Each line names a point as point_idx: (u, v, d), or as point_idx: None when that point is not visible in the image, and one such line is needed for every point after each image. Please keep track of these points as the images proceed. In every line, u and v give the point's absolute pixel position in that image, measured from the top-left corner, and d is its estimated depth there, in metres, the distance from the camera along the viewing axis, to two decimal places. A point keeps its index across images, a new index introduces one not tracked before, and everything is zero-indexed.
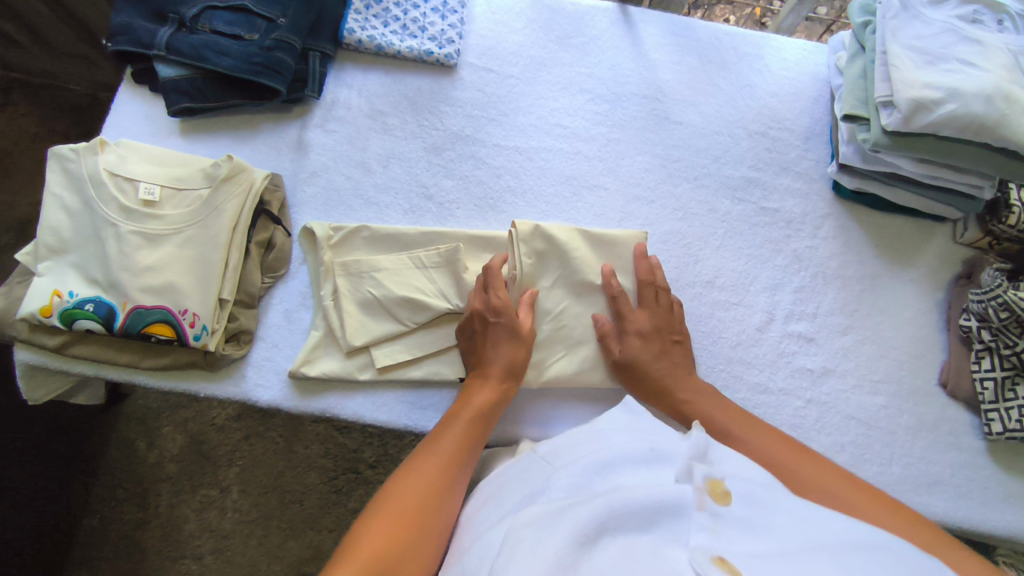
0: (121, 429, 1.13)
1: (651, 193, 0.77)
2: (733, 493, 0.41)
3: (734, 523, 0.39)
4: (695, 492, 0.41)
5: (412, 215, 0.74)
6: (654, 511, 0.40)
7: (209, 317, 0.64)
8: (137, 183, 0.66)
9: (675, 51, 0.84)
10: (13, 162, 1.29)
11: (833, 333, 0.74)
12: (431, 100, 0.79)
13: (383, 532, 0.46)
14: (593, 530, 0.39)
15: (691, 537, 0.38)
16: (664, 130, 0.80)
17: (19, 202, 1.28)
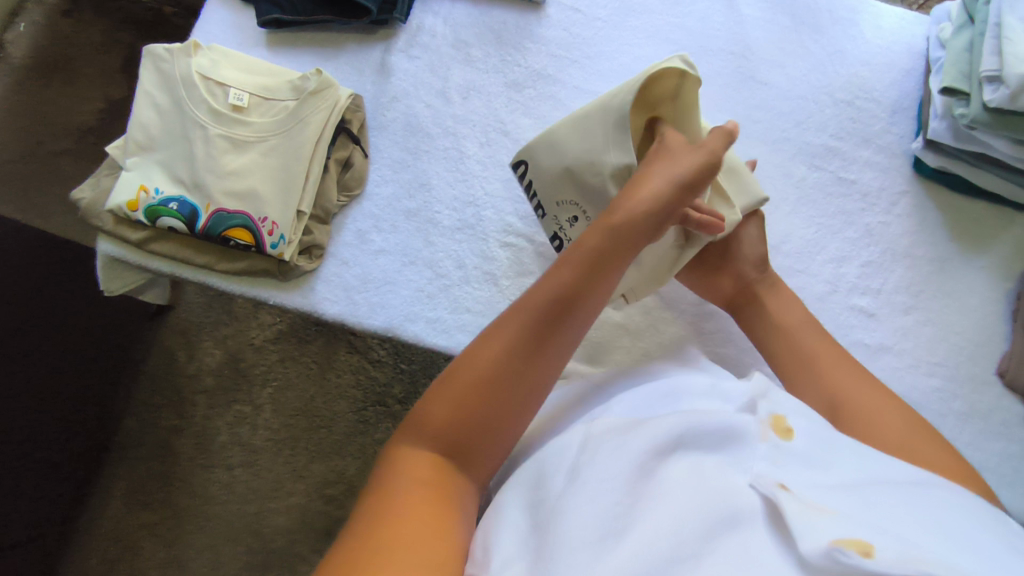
0: (163, 338, 1.18)
1: (728, 151, 0.77)
2: (795, 430, 0.42)
3: (797, 456, 0.40)
4: (758, 423, 0.42)
5: (487, 148, 0.75)
6: (723, 435, 0.41)
7: (286, 227, 0.65)
8: (224, 88, 0.66)
9: (768, 7, 0.81)
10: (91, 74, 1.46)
11: (897, 311, 0.73)
12: (516, 36, 0.78)
13: (458, 404, 0.44)
14: (668, 444, 0.41)
15: (754, 465, 0.39)
16: (748, 90, 0.78)
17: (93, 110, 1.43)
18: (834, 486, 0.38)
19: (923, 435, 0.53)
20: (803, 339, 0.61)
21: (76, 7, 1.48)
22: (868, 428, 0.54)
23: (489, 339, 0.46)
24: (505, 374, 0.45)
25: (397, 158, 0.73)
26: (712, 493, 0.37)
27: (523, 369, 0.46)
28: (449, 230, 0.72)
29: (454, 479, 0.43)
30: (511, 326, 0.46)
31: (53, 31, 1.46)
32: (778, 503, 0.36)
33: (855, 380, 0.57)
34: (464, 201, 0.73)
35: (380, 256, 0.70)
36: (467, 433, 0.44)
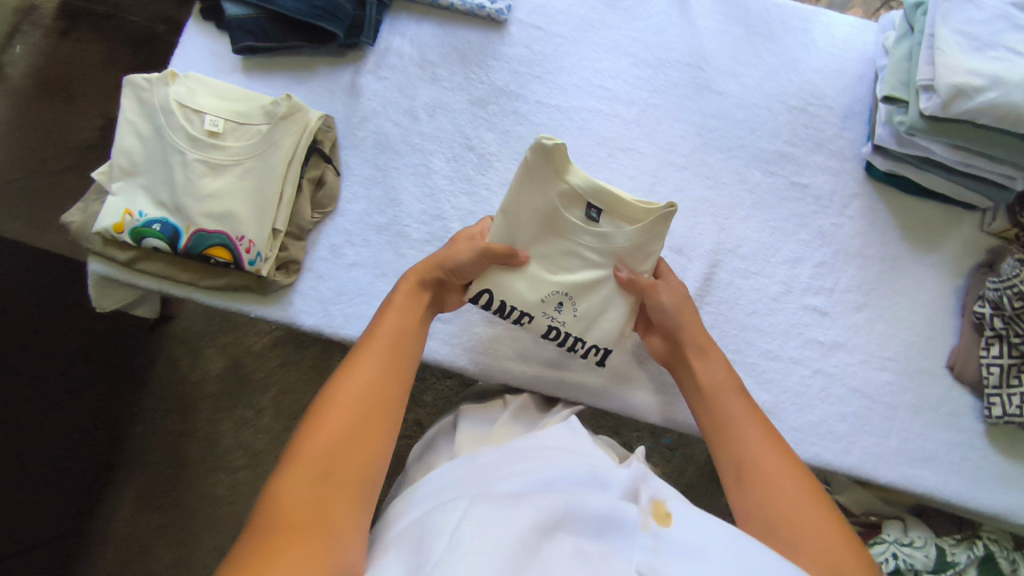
0: (168, 347, 1.22)
1: (685, 159, 0.80)
2: (674, 515, 0.46)
3: (673, 543, 0.43)
4: (641, 512, 0.46)
5: (454, 163, 0.79)
6: (603, 523, 0.44)
7: (257, 243, 0.69)
8: (200, 114, 0.70)
9: (723, 19, 0.84)
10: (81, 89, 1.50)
11: (849, 309, 0.77)
12: (480, 54, 0.81)
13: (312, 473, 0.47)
14: (551, 523, 0.43)
15: (634, 554, 0.43)
16: (704, 100, 0.82)
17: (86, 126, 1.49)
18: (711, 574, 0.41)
19: (857, 552, 0.48)
20: (735, 407, 0.61)
21: (72, 27, 1.52)
22: (771, 507, 0.52)
23: (343, 388, 0.53)
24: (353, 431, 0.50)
25: (368, 175, 0.77)
26: None
27: (365, 422, 0.52)
28: (419, 243, 0.76)
29: (326, 542, 0.43)
30: (352, 385, 0.54)
31: (50, 50, 1.51)
32: None
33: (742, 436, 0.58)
34: (432, 214, 0.77)
35: (353, 269, 0.74)
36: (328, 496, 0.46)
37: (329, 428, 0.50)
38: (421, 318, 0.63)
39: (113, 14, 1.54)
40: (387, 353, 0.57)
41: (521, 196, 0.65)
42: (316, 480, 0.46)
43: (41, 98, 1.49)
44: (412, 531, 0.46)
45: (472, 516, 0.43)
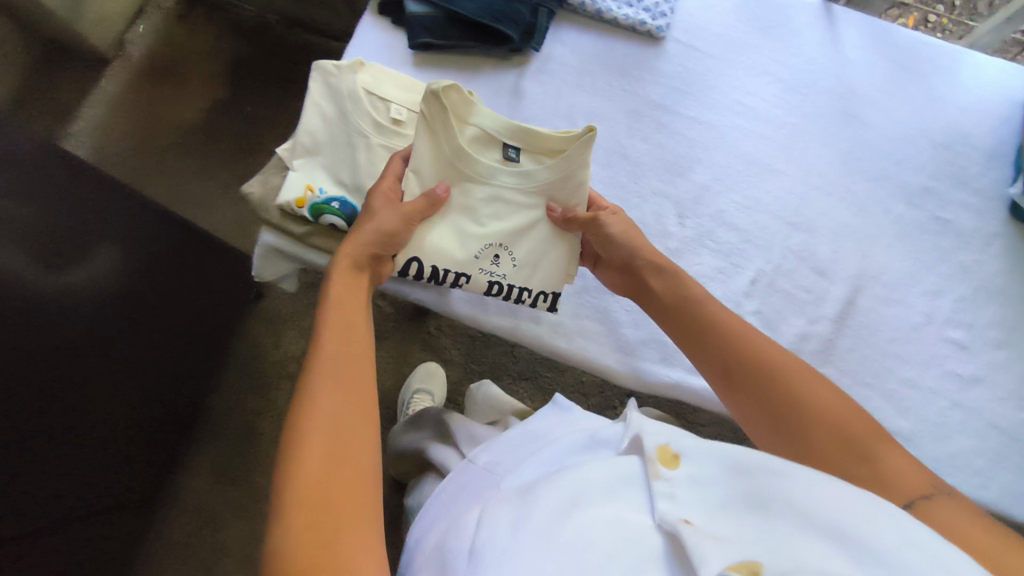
0: (248, 324, 1.29)
1: (830, 185, 0.82)
2: (682, 456, 0.43)
3: (694, 483, 0.41)
4: (646, 462, 0.42)
5: (608, 170, 0.81)
6: (615, 484, 0.43)
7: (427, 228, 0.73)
8: (386, 102, 0.74)
9: (873, 51, 0.86)
10: (190, 72, 1.56)
11: (989, 345, 0.77)
12: (638, 68, 0.84)
13: (306, 509, 0.43)
14: (568, 501, 0.42)
15: (659, 506, 0.40)
16: (851, 130, 0.83)
17: (190, 107, 1.55)
18: (718, 509, 0.39)
19: (1000, 541, 0.40)
20: (785, 363, 0.56)
21: (190, 13, 1.59)
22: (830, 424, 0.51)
23: (312, 421, 0.48)
24: (328, 437, 0.47)
25: None
26: (619, 539, 0.38)
27: (337, 421, 0.49)
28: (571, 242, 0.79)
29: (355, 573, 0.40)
30: (320, 387, 0.50)
31: (168, 35, 1.58)
32: (683, 537, 0.37)
33: (791, 388, 0.54)
34: None
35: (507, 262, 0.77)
36: (327, 515, 0.43)
37: (313, 456, 0.46)
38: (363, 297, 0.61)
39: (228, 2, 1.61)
40: (335, 333, 0.56)
41: (425, 151, 0.69)
42: (316, 512, 0.43)
43: (150, 78, 1.55)
44: (449, 547, 0.45)
45: (489, 514, 0.45)
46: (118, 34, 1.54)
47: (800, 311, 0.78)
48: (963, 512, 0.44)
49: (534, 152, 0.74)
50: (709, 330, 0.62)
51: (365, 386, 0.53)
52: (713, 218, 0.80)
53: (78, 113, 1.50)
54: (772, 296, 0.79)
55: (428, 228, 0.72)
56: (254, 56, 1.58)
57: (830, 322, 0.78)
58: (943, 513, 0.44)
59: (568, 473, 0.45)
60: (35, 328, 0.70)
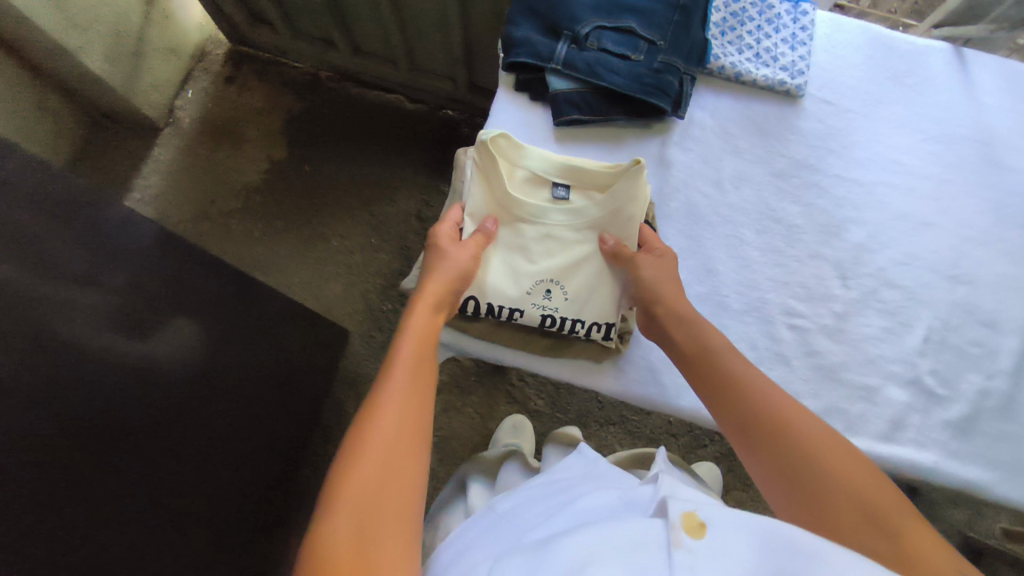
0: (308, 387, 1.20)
1: (986, 235, 0.81)
2: (709, 523, 0.40)
3: (710, 554, 0.38)
4: (670, 529, 0.39)
5: (763, 235, 0.79)
6: (630, 548, 0.39)
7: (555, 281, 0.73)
8: (519, 166, 0.75)
9: (1007, 96, 0.86)
10: (244, 133, 1.53)
11: None
12: (779, 128, 0.83)
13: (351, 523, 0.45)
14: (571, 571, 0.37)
15: None
16: (997, 176, 0.83)
17: (245, 170, 1.50)
18: None
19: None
20: (816, 432, 0.53)
21: (239, 74, 1.56)
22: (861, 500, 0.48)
23: (373, 445, 0.50)
24: (384, 460, 0.49)
25: (683, 245, 0.78)
26: None
27: (399, 450, 0.51)
28: (737, 313, 0.77)
29: None
30: (383, 416, 0.53)
31: (220, 97, 1.54)
32: None
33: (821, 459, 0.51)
34: (747, 285, 0.78)
35: None
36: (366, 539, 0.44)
37: (372, 471, 0.48)
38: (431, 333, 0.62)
39: (276, 60, 1.58)
40: (413, 370, 0.58)
41: (481, 195, 0.74)
42: (361, 534, 0.44)
43: (203, 141, 1.51)
44: None
45: (499, 570, 0.41)
46: (168, 100, 1.51)
47: (979, 367, 0.76)
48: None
49: (585, 190, 0.76)
50: (734, 391, 0.58)
51: (422, 423, 0.55)
52: (876, 276, 0.79)
53: (133, 183, 1.46)
54: (947, 354, 0.77)
55: (486, 267, 0.72)
56: (309, 112, 1.56)
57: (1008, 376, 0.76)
58: None
59: (568, 540, 0.41)
60: (136, 416, 0.62)
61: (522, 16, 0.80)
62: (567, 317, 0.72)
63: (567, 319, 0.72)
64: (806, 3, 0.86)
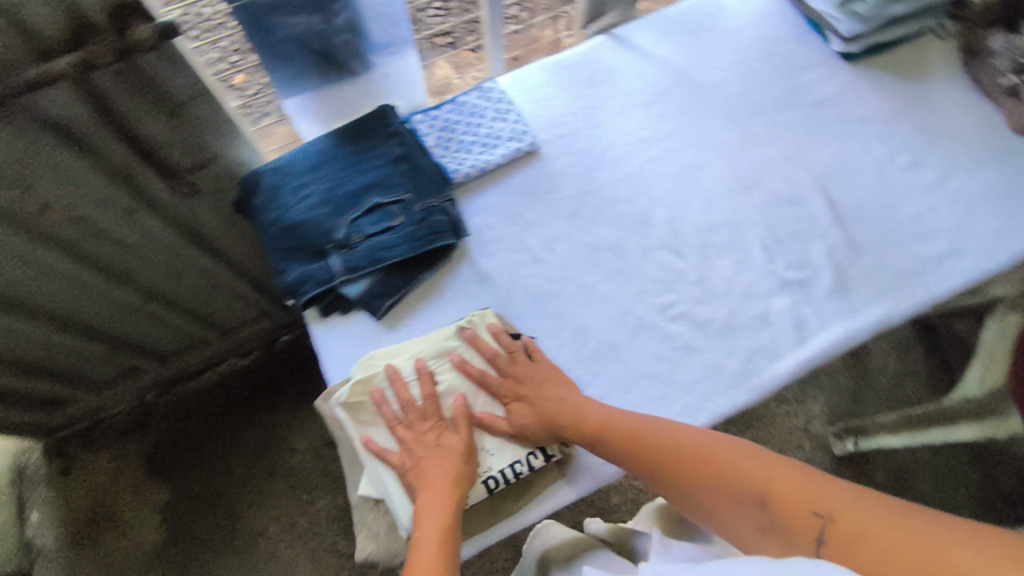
0: None
1: (738, 141, 0.92)
2: None
3: None
4: None
5: (600, 268, 0.85)
6: None
7: (478, 446, 0.73)
8: (380, 381, 0.74)
9: (669, 38, 0.99)
10: (114, 506, 1.39)
11: (925, 151, 0.92)
12: (544, 181, 0.90)
13: None
14: None
15: None
16: (710, 96, 0.95)
17: (142, 534, 1.37)
18: None
19: (897, 531, 0.48)
20: (682, 437, 0.65)
21: (67, 459, 1.43)
22: (747, 485, 0.59)
23: None
24: None
25: (550, 325, 0.82)
26: None
27: None
28: (630, 341, 0.81)
29: None
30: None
31: (66, 494, 1.40)
32: None
33: (702, 472, 0.62)
34: (619, 314, 0.82)
35: (606, 399, 0.78)
36: None
37: None
38: (458, 494, 0.67)
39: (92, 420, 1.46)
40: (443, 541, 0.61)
41: (359, 429, 0.73)
42: None
43: (79, 546, 1.35)
44: None
45: None
46: (18, 538, 1.35)
47: (813, 234, 0.87)
48: (857, 521, 0.50)
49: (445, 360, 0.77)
50: (642, 448, 0.66)
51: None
52: (698, 229, 0.87)
53: None
54: (789, 244, 0.86)
55: None
56: (159, 438, 1.45)
57: (836, 225, 0.87)
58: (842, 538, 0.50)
59: None
60: None
61: (286, 258, 0.81)
62: (506, 469, 0.72)
63: (507, 470, 0.72)
64: (487, 81, 0.95)
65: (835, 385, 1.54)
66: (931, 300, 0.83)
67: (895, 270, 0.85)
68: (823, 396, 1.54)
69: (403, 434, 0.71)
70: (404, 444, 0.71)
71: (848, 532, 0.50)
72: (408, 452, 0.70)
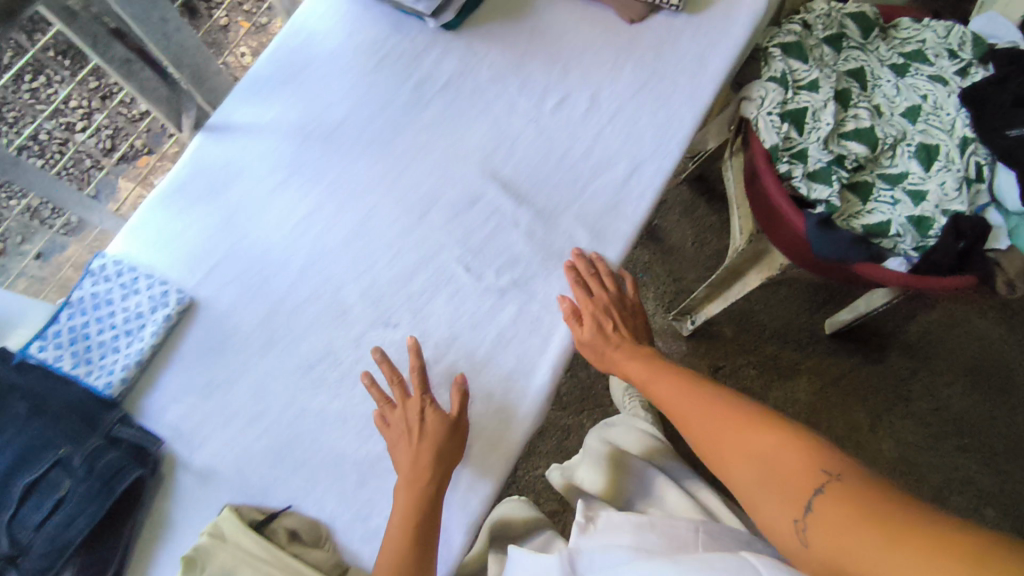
0: None
1: (390, 170, 0.83)
2: None
3: None
4: None
5: (321, 388, 0.75)
6: None
7: None
8: None
9: (268, 101, 0.86)
10: None
11: (565, 79, 0.86)
12: (216, 330, 0.77)
13: None
14: None
15: None
16: (339, 139, 0.84)
17: None
18: None
19: (877, 526, 0.50)
20: (694, 406, 0.70)
21: None
22: (746, 451, 0.63)
23: None
24: None
25: (302, 481, 0.72)
26: None
27: None
28: (388, 446, 0.73)
29: None
30: None
31: None
32: None
33: (711, 416, 0.68)
34: (366, 424, 0.74)
35: None
36: None
37: None
38: (420, 532, 0.66)
39: None
40: None
41: None
42: None
43: None
44: None
45: None
46: None
47: (505, 224, 0.81)
48: (858, 491, 0.53)
49: None
50: (676, 386, 0.73)
51: None
52: (395, 286, 0.78)
53: None
54: (488, 248, 0.80)
55: None
56: None
57: (521, 203, 0.81)
58: (831, 510, 0.53)
59: None
60: None
61: None
62: None
63: None
64: (94, 257, 0.77)
65: (655, 278, 1.60)
66: (637, 225, 0.81)
67: (593, 214, 0.81)
68: (651, 292, 1.59)
69: (394, 438, 0.71)
70: (406, 436, 0.70)
71: (854, 489, 0.54)
72: (399, 459, 0.70)
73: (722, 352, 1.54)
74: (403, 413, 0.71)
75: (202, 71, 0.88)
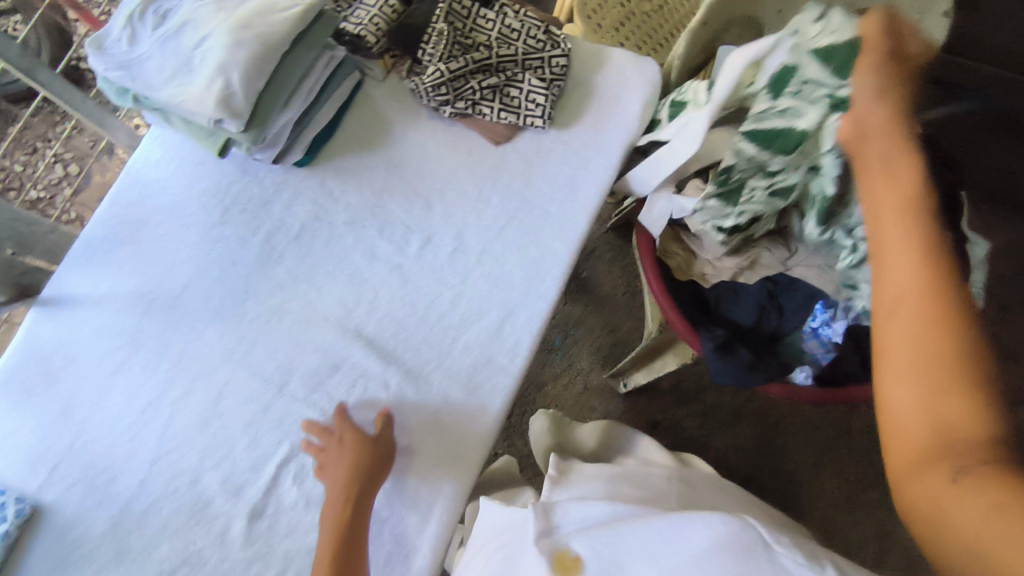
0: None
1: (244, 338, 0.77)
2: (577, 552, 0.54)
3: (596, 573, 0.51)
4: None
5: None
6: None
7: None
8: None
9: (103, 267, 0.80)
10: None
11: (429, 216, 0.80)
12: (62, 541, 0.71)
13: None
14: None
15: None
16: (187, 305, 0.78)
17: None
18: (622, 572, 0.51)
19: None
20: (889, 262, 0.50)
21: None
22: (941, 391, 0.44)
23: None
24: None
25: None
26: None
27: None
28: None
29: None
30: None
31: None
32: None
33: (934, 279, 0.46)
34: None
35: None
36: None
37: None
38: (344, 528, 0.66)
39: None
40: None
41: None
42: None
43: None
44: None
45: None
46: None
47: (374, 388, 0.75)
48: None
49: None
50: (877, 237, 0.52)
51: None
52: (257, 471, 0.73)
53: None
54: (355, 417, 0.74)
55: None
56: None
57: (389, 362, 0.75)
58: (973, 502, 0.40)
59: None
60: None
61: None
62: None
63: None
64: None
65: (587, 334, 1.53)
66: (515, 377, 0.75)
67: (464, 371, 0.75)
68: (584, 349, 1.52)
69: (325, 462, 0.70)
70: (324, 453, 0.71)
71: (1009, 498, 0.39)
72: (325, 472, 0.70)
73: (661, 406, 1.46)
74: (335, 439, 0.71)
75: (28, 239, 0.81)
